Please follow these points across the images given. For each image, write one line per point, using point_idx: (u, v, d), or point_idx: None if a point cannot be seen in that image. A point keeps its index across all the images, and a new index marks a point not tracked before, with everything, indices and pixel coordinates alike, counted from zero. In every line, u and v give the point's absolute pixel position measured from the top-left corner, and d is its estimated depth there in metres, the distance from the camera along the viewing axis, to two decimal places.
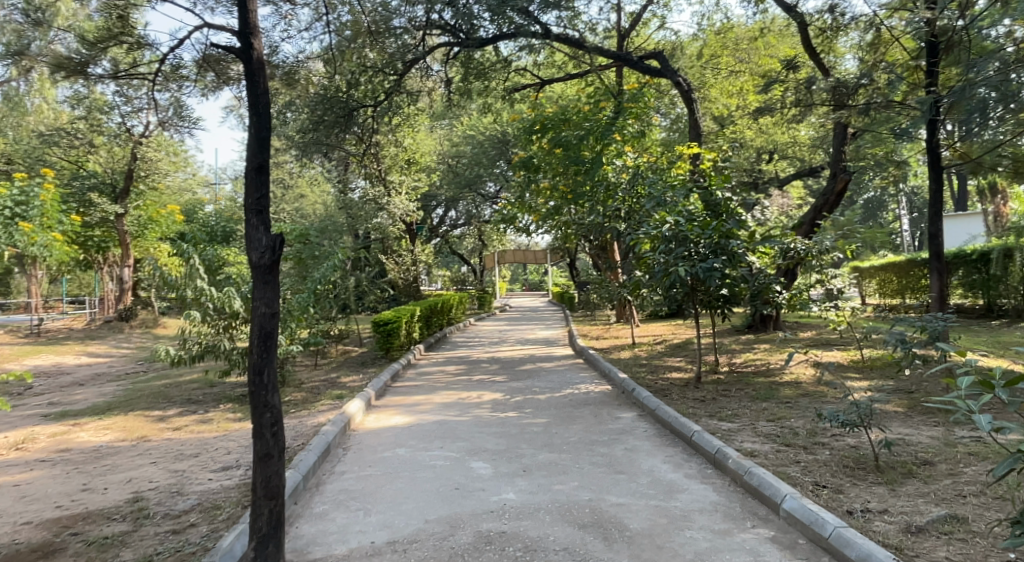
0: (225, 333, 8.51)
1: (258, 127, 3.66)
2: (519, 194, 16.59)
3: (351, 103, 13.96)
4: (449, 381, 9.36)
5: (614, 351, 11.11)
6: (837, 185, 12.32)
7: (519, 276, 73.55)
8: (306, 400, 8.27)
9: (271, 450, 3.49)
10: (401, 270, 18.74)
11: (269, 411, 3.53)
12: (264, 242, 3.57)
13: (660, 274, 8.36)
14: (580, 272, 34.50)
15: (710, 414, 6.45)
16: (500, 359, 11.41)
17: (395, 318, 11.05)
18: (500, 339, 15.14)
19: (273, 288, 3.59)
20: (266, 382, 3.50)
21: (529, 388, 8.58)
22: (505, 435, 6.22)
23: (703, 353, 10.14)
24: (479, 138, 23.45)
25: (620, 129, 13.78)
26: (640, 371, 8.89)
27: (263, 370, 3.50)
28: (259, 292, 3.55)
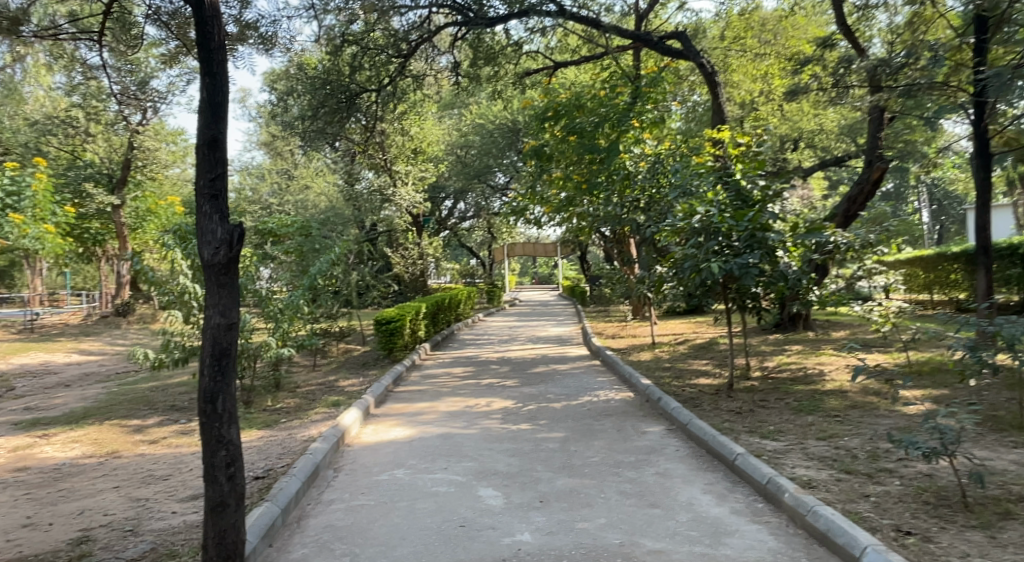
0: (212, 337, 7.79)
1: (211, 91, 3.11)
2: (530, 184, 15.85)
3: (351, 87, 13.25)
4: (456, 386, 8.62)
5: (633, 352, 10.37)
6: (873, 174, 11.41)
7: (528, 270, 72.85)
8: (299, 407, 7.57)
9: (226, 498, 3.13)
10: (407, 263, 17.76)
11: (224, 449, 3.15)
12: (219, 236, 3.10)
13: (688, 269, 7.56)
14: (591, 265, 33.75)
15: (750, 431, 5.71)
16: (511, 361, 10.69)
17: (399, 316, 10.34)
18: (509, 338, 14.42)
19: (229, 294, 3.14)
20: (220, 414, 3.12)
21: (543, 395, 7.85)
22: (518, 454, 5.49)
23: (730, 355, 9.37)
24: (489, 127, 22.66)
25: (638, 116, 12.95)
26: (664, 376, 8.15)
27: (217, 400, 3.10)
28: (214, 299, 3.11)
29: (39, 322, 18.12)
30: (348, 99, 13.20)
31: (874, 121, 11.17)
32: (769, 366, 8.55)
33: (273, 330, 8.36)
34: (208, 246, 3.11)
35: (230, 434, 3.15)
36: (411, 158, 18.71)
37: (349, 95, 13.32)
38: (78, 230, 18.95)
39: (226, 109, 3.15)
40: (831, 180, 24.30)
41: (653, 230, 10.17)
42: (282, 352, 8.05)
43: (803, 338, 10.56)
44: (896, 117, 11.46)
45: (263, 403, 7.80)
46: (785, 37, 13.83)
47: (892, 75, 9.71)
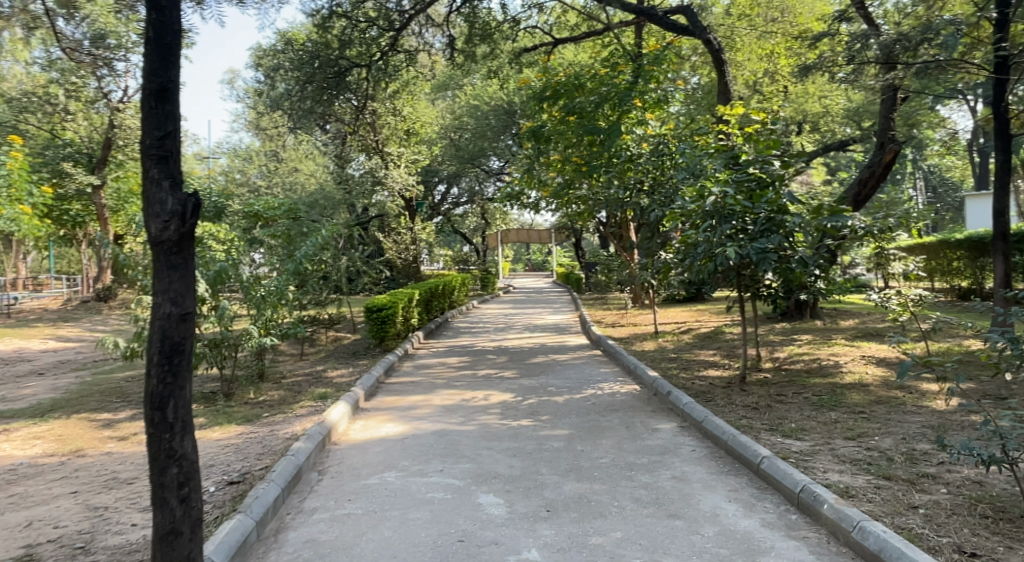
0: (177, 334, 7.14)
1: (156, 40, 2.87)
2: (527, 166, 15.37)
3: (339, 63, 12.69)
4: (450, 378, 8.16)
5: (636, 341, 9.93)
6: (885, 156, 10.95)
7: (521, 256, 72.41)
8: (284, 399, 7.09)
9: (179, 525, 2.89)
10: (399, 249, 17.28)
11: (176, 464, 2.90)
12: (169, 208, 2.83)
13: (700, 255, 7.08)
14: (586, 252, 33.27)
15: (771, 429, 5.26)
16: (508, 350, 10.23)
17: (391, 303, 9.85)
18: (505, 326, 13.95)
19: (180, 279, 2.88)
20: (171, 424, 2.87)
21: (543, 387, 7.40)
22: (519, 454, 5.03)
23: (738, 345, 8.93)
24: (484, 108, 22.06)
25: (641, 95, 12.42)
26: (672, 368, 7.70)
27: (167, 407, 2.83)
28: (162, 285, 2.86)
29: (18, 308, 17.55)
30: (337, 75, 12.68)
31: (886, 101, 10.71)
32: (781, 357, 8.13)
33: (254, 319, 7.75)
34: (155, 219, 2.84)
35: (181, 448, 2.90)
36: (404, 140, 18.08)
37: (339, 70, 12.80)
38: (57, 211, 18.29)
39: (174, 53, 2.92)
40: (830, 166, 23.89)
41: (661, 213, 9.68)
42: (265, 342, 7.53)
43: (811, 327, 10.15)
44: (907, 97, 11.03)
45: (245, 395, 7.31)
46: (793, 14, 13.13)
47: (908, 52, 9.23)
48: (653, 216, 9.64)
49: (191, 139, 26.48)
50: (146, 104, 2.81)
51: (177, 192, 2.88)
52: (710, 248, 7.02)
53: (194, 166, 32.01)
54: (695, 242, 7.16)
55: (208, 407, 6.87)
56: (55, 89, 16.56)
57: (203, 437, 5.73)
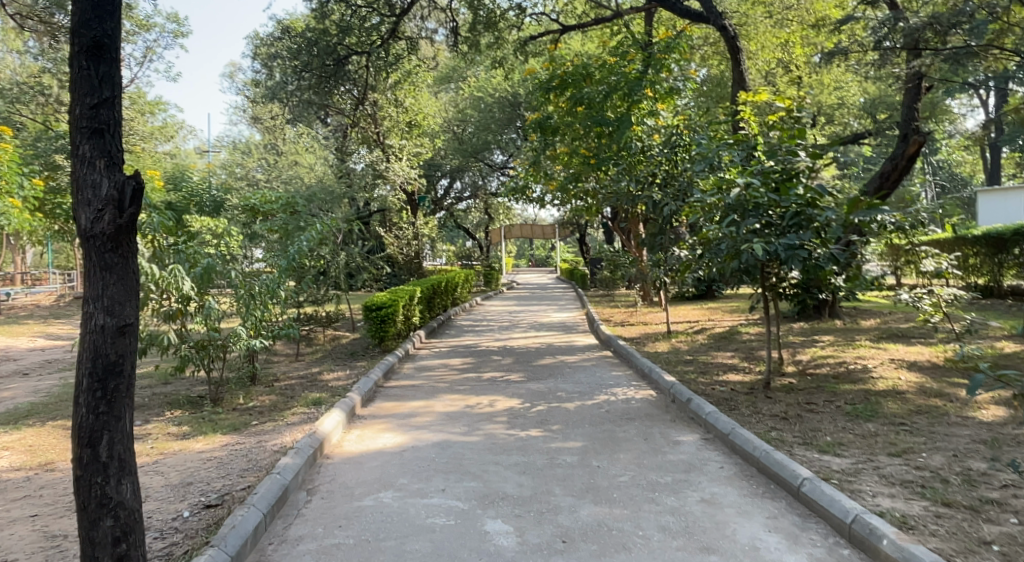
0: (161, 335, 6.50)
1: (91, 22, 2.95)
2: (533, 158, 14.90)
3: (338, 50, 12.26)
4: (453, 382, 7.69)
5: (648, 342, 9.46)
6: (909, 149, 10.42)
7: (524, 252, 71.97)
8: (275, 405, 6.63)
9: None
10: (401, 244, 16.46)
11: (111, 510, 2.94)
12: (103, 195, 2.92)
13: (724, 251, 6.55)
14: (591, 248, 32.73)
15: (806, 443, 4.79)
16: (514, 350, 9.77)
17: (391, 301, 9.39)
18: (509, 324, 13.46)
19: (115, 281, 2.96)
20: (104, 462, 2.92)
21: (552, 392, 6.93)
22: (529, 471, 4.58)
23: (757, 347, 8.45)
24: (488, 100, 21.58)
25: (652, 84, 11.90)
26: (689, 372, 7.24)
27: (98, 443, 2.90)
28: (97, 296, 2.94)
29: (9, 303, 17.18)
30: (337, 63, 12.31)
31: (909, 90, 10.22)
32: (804, 360, 7.65)
33: (242, 320, 7.23)
34: (89, 209, 2.94)
35: (117, 494, 2.95)
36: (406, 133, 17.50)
37: (338, 58, 12.39)
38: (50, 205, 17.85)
39: (111, 9, 3.00)
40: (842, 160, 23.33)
41: (676, 208, 9.21)
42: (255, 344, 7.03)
43: (831, 327, 9.65)
44: (932, 86, 10.51)
45: (234, 400, 6.85)
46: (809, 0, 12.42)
47: (937, 38, 8.74)
48: (668, 211, 9.16)
49: (189, 132, 26.09)
50: (76, 68, 2.92)
51: (114, 174, 2.97)
52: (734, 243, 6.48)
53: (193, 159, 31.63)
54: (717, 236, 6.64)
55: (193, 413, 6.41)
56: (49, 77, 16.19)
57: (184, 449, 5.28)
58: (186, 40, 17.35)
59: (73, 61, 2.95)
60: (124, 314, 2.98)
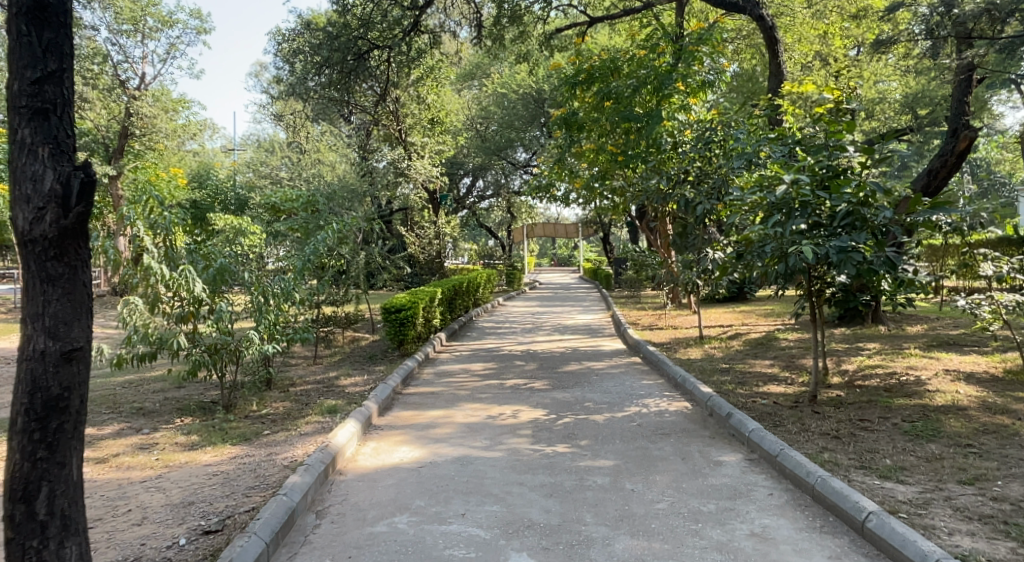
0: (173, 339, 6.16)
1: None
2: (558, 155, 14.52)
3: (358, 43, 11.99)
4: (475, 389, 7.32)
5: (679, 347, 9.01)
6: (960, 144, 9.91)
7: (547, 251, 71.53)
8: (289, 413, 6.31)
9: None
10: (423, 244, 16.33)
11: None
12: (45, 191, 2.71)
13: (769, 253, 6.00)
14: (614, 247, 32.21)
15: (863, 467, 4.34)
16: (539, 355, 9.38)
17: (412, 303, 9.06)
18: (533, 327, 13.07)
19: (58, 297, 2.77)
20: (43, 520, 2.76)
21: (580, 402, 6.52)
22: (557, 494, 4.20)
23: (797, 355, 7.97)
24: (512, 97, 21.18)
25: (683, 77, 11.51)
26: (726, 382, 6.80)
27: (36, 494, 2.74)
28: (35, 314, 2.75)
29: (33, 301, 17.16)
30: (358, 57, 12.04)
31: (960, 83, 9.66)
32: (849, 370, 7.17)
33: (256, 323, 6.85)
34: (28, 207, 2.73)
35: (57, 558, 2.78)
36: (429, 130, 17.20)
37: (358, 52, 12.06)
38: None
39: None
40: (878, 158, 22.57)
41: (710, 206, 8.75)
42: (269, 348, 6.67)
43: (875, 334, 9.14)
44: (983, 78, 9.95)
45: (247, 406, 6.55)
46: None
47: (993, 25, 8.11)
48: (702, 210, 8.70)
49: (213, 130, 26.07)
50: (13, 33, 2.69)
51: (59, 165, 2.76)
52: (781, 244, 5.92)
53: (217, 157, 31.70)
54: (761, 237, 6.10)
55: (203, 421, 6.12)
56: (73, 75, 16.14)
57: (190, 462, 4.98)
58: (208, 36, 17.22)
59: (11, 24, 2.72)
60: (68, 338, 2.79)
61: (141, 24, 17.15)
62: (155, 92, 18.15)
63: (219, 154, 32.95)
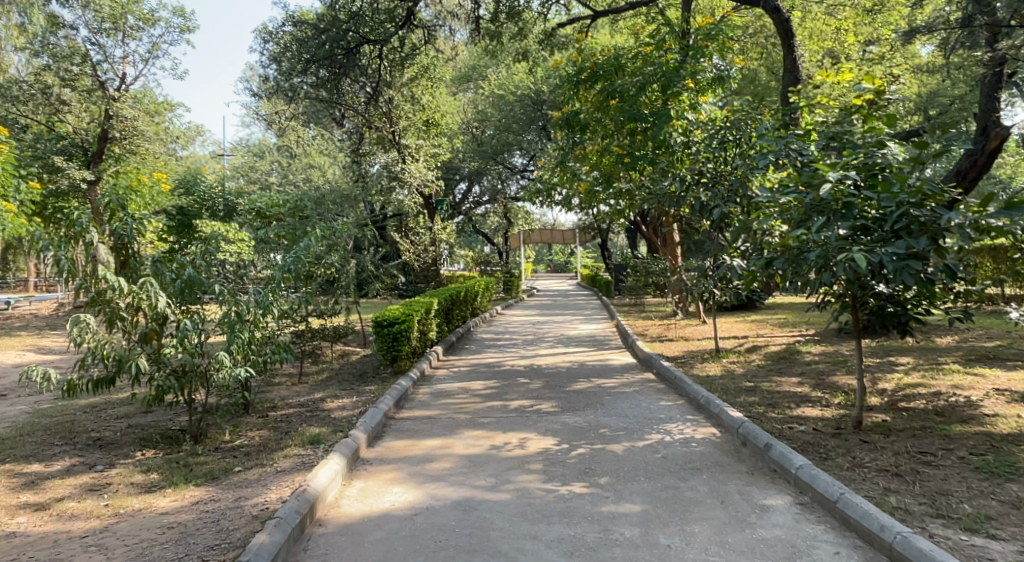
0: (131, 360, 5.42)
1: None
2: (559, 158, 13.86)
3: (347, 36, 11.49)
4: (475, 412, 6.60)
5: (695, 362, 8.32)
6: (991, 143, 9.22)
7: (542, 257, 70.82)
8: (266, 444, 5.58)
9: None
10: (417, 250, 15.63)
11: None
12: None
13: (814, 262, 5.21)
14: (613, 252, 31.55)
15: (942, 516, 3.65)
16: (543, 371, 8.68)
17: (406, 316, 8.34)
18: (535, 338, 12.35)
19: None
20: None
21: (594, 428, 5.81)
22: (579, 553, 3.50)
23: (827, 372, 7.29)
24: (510, 98, 20.44)
25: (693, 74, 10.91)
26: (756, 405, 6.10)
27: None
28: None
29: (7, 314, 16.27)
30: (346, 52, 11.49)
31: (990, 78, 9.02)
32: (889, 389, 6.49)
33: (228, 342, 5.85)
34: None
35: None
36: (424, 133, 16.51)
37: (347, 47, 11.54)
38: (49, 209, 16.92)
39: None
40: None
41: (728, 210, 8.07)
42: (241, 372, 5.72)
43: (906, 347, 8.45)
44: (1015, 73, 9.31)
45: (219, 436, 5.83)
46: None
47: None
48: (720, 213, 8.02)
49: (201, 134, 25.28)
50: None
51: None
52: (827, 251, 5.14)
53: (207, 164, 30.89)
54: (801, 243, 5.33)
55: (168, 455, 5.40)
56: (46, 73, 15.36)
57: (146, 509, 4.27)
58: (193, 35, 16.49)
59: None
60: None
61: (122, 23, 16.43)
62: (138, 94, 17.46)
63: (209, 160, 32.16)
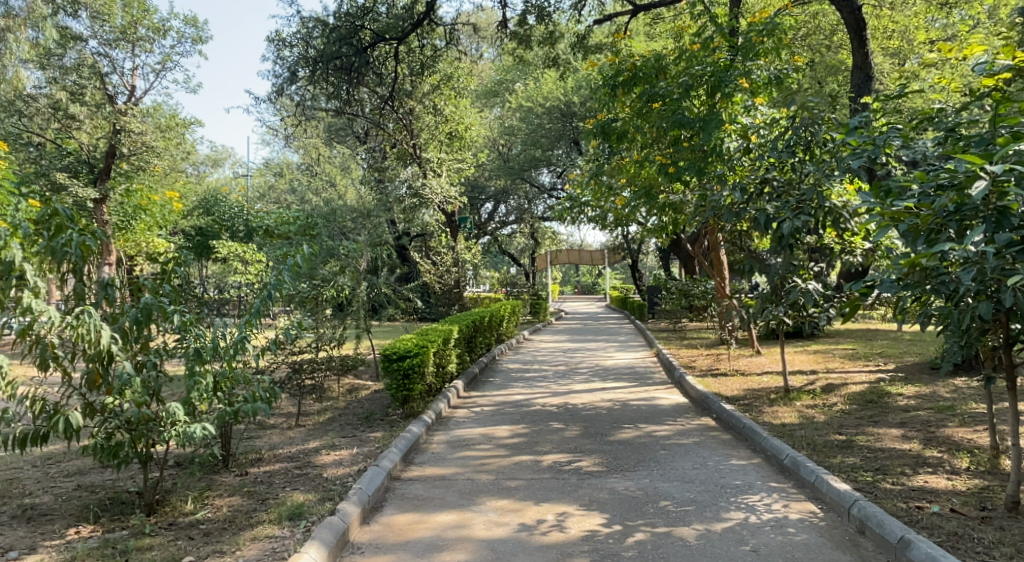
0: (61, 413, 4.31)
1: None
2: (593, 170, 12.65)
3: (360, 34, 10.46)
4: (502, 471, 5.34)
5: (763, 405, 6.96)
6: None
7: (570, 279, 69.55)
8: (234, 519, 4.38)
9: None
10: (439, 272, 14.49)
11: None
12: None
13: (967, 286, 3.91)
14: (644, 275, 30.15)
15: None
16: (581, 413, 7.38)
17: (419, 349, 7.15)
18: (568, 369, 11.06)
19: None
20: None
21: (652, 501, 4.51)
22: None
23: (936, 423, 5.90)
24: (538, 111, 19.30)
25: (746, 73, 9.68)
26: (860, 472, 4.75)
27: None
28: None
29: None
30: (357, 51, 10.44)
31: None
32: None
33: (188, 389, 4.65)
34: None
35: None
36: (447, 145, 15.45)
37: (360, 46, 10.48)
38: None
39: None
40: None
41: (801, 223, 6.77)
42: (200, 430, 4.46)
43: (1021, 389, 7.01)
44: None
45: (180, 505, 4.65)
46: None
47: None
48: (792, 227, 6.72)
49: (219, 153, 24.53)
50: None
51: None
52: (986, 272, 3.84)
53: (228, 184, 30.19)
54: (940, 263, 4.04)
55: (104, 534, 4.22)
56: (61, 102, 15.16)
57: None
58: (206, 46, 15.67)
59: None
60: None
61: (132, 34, 15.73)
62: (149, 109, 16.70)
63: (231, 180, 31.54)
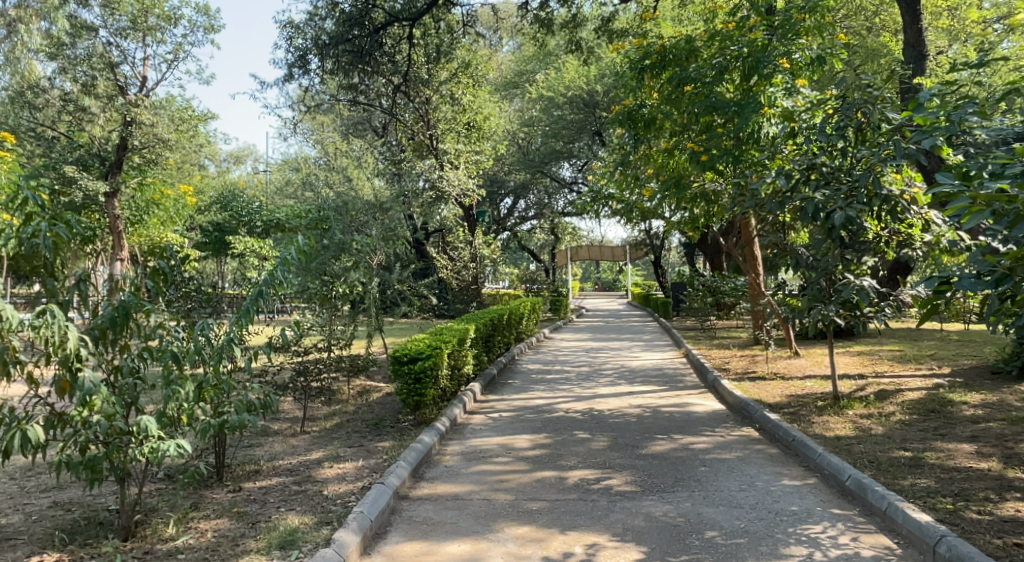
0: (21, 425, 3.78)
1: None
2: (617, 160, 11.97)
3: (373, 14, 9.90)
4: (523, 489, 4.76)
5: (810, 414, 6.30)
6: None
7: (591, 276, 68.88)
8: (218, 546, 3.85)
9: None
10: (456, 268, 13.94)
11: None
12: None
13: None
14: (668, 271, 29.44)
15: None
16: (609, 420, 6.77)
17: (433, 350, 6.61)
18: (592, 370, 10.46)
19: None
20: None
21: (696, 530, 3.90)
22: None
23: (1013, 438, 5.22)
24: (560, 101, 18.64)
25: (787, 53, 8.93)
26: (938, 498, 4.09)
27: None
28: None
29: None
30: (369, 34, 9.89)
31: None
32: None
33: (166, 401, 4.09)
34: None
35: None
36: (465, 136, 14.88)
37: (372, 29, 9.93)
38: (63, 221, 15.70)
39: None
40: None
41: (854, 213, 6.09)
42: (178, 447, 3.92)
43: None
44: None
45: (159, 527, 4.13)
46: None
47: None
48: (844, 217, 6.04)
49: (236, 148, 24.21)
50: None
51: None
52: None
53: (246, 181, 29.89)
54: None
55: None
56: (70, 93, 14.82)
57: None
58: (218, 35, 15.24)
59: None
60: None
61: (143, 23, 15.35)
62: (162, 101, 16.32)
63: (249, 176, 31.28)
